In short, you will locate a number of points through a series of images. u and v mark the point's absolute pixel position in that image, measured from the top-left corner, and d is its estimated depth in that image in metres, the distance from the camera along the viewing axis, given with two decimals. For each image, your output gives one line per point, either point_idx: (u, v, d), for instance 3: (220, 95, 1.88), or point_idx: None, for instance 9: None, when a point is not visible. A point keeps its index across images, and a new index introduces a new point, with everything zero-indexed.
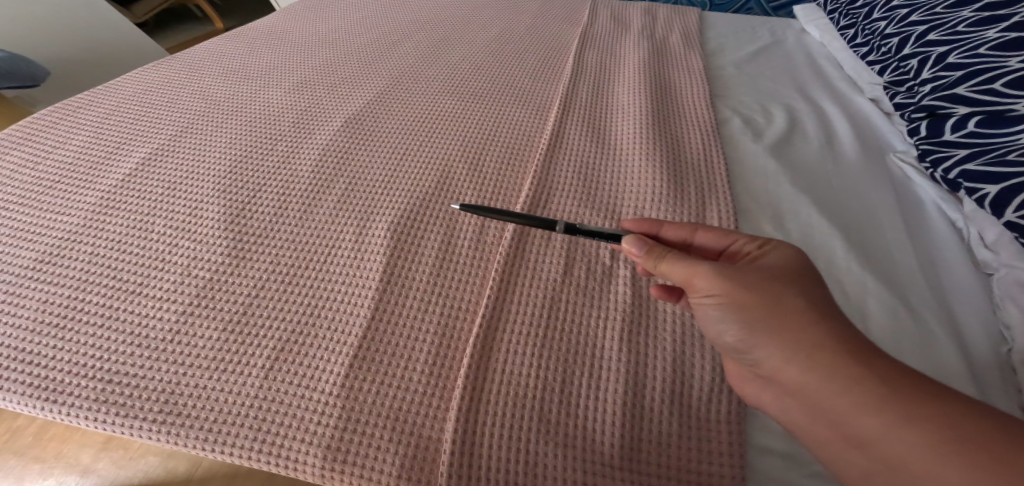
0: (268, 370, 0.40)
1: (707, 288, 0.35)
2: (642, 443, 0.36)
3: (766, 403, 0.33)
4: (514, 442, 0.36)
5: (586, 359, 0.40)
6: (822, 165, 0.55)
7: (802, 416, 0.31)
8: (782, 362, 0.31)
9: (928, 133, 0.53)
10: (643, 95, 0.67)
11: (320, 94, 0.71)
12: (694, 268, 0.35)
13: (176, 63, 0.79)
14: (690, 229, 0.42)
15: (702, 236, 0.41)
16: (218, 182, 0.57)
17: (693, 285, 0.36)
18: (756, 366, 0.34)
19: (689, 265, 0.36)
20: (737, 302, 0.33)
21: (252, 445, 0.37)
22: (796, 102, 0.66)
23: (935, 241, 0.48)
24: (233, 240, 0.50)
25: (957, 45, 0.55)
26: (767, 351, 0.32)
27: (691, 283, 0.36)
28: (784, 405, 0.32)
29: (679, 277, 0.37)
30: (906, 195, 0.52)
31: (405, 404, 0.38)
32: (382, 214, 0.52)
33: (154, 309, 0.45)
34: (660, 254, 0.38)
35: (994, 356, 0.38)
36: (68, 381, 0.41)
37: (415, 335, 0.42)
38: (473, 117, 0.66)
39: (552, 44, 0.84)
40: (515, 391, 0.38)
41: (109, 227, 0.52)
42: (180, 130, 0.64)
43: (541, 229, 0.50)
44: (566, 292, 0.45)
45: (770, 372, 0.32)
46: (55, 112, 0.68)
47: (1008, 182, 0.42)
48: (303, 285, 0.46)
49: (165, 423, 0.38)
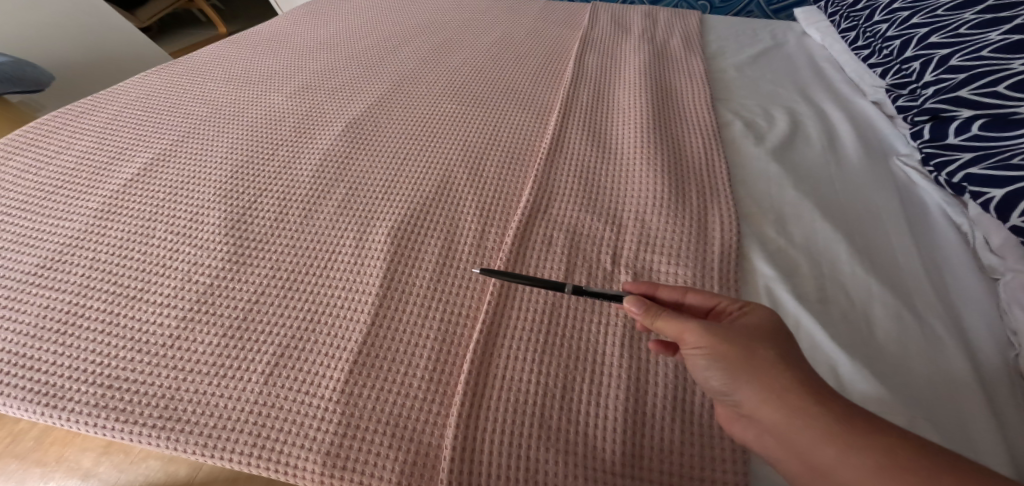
0: (269, 375, 0.40)
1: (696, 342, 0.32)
2: (644, 450, 0.35)
3: (750, 441, 0.31)
4: (514, 450, 0.36)
5: (587, 365, 0.40)
6: (825, 168, 0.55)
7: (778, 451, 0.29)
8: (759, 402, 0.28)
9: (932, 136, 0.53)
10: (644, 99, 0.67)
11: (322, 99, 0.72)
12: (685, 326, 0.33)
13: (179, 68, 0.80)
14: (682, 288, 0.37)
15: (694, 296, 0.37)
16: (220, 187, 0.57)
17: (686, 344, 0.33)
18: (738, 407, 0.31)
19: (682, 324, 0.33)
20: (715, 341, 0.31)
21: (251, 450, 0.36)
22: (798, 106, 0.66)
23: (941, 245, 0.47)
24: (235, 244, 0.50)
25: (960, 47, 0.55)
26: (744, 394, 0.29)
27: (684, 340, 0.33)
28: (763, 440, 0.30)
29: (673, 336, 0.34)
30: (910, 198, 0.52)
31: (405, 410, 0.38)
32: (382, 219, 0.52)
33: (156, 314, 0.45)
34: (657, 312, 0.34)
35: (1003, 363, 0.38)
36: (69, 386, 0.41)
37: (417, 341, 0.42)
38: (474, 121, 0.66)
39: (553, 47, 0.84)
40: (516, 397, 0.38)
41: (111, 232, 0.52)
42: (181, 135, 0.65)
43: (542, 235, 0.50)
44: (567, 299, 0.44)
45: (750, 411, 0.30)
46: (59, 117, 0.68)
47: (1013, 186, 0.42)
48: (303, 290, 0.46)
49: (165, 428, 0.38)
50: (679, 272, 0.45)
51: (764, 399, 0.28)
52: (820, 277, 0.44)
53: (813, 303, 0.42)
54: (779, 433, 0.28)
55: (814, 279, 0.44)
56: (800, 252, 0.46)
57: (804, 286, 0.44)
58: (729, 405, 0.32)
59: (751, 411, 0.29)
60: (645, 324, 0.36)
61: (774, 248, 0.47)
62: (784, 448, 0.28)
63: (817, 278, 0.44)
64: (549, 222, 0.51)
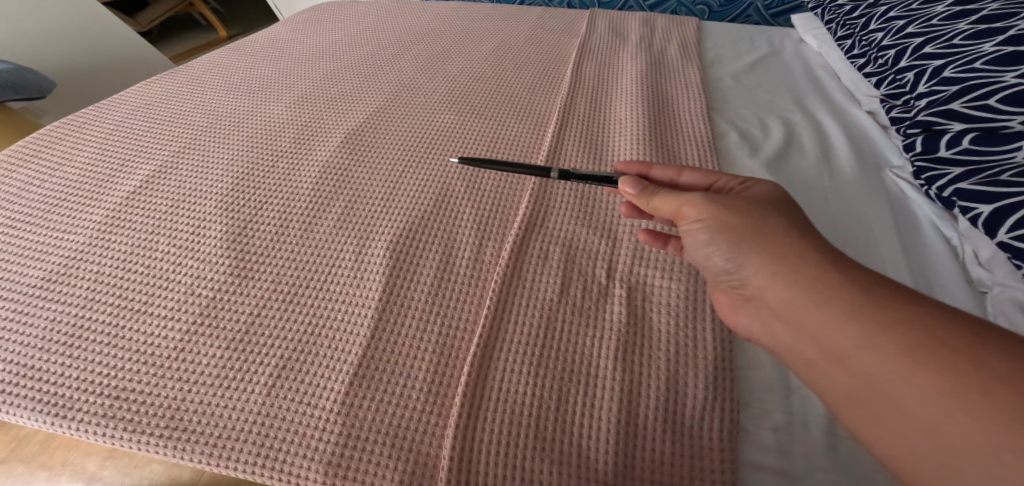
0: (271, 387, 0.41)
1: (696, 213, 0.39)
2: (635, 460, 0.36)
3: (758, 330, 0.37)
4: (508, 460, 0.37)
5: (582, 377, 0.40)
6: (818, 179, 0.56)
7: (786, 335, 0.34)
8: (766, 276, 0.34)
9: (924, 148, 0.54)
10: (641, 109, 0.67)
11: (322, 109, 0.72)
12: (682, 199, 0.41)
13: (179, 78, 0.80)
14: (676, 169, 0.48)
15: (688, 174, 0.47)
16: (221, 199, 0.57)
17: (682, 215, 0.41)
18: (745, 287, 0.37)
19: (677, 196, 0.41)
20: (725, 226, 0.37)
21: (256, 460, 0.38)
22: (793, 115, 0.66)
23: (930, 257, 0.48)
24: (237, 258, 0.51)
25: (953, 58, 0.55)
26: (752, 269, 0.35)
27: (680, 213, 0.41)
28: (772, 322, 0.35)
29: (670, 209, 0.42)
30: (902, 210, 0.52)
31: (404, 421, 0.39)
32: (382, 232, 0.53)
33: (159, 327, 0.46)
34: (653, 191, 0.43)
35: None
36: (77, 398, 0.42)
37: (416, 353, 0.43)
38: (472, 132, 0.67)
39: (551, 55, 0.84)
40: (511, 408, 0.39)
41: (114, 245, 0.53)
42: (182, 147, 0.65)
43: (539, 248, 0.51)
44: (563, 311, 0.45)
45: (757, 290, 0.35)
46: (61, 128, 0.69)
47: (1002, 201, 0.42)
48: (305, 304, 0.47)
49: (171, 438, 0.39)
50: (671, 285, 0.46)
51: (774, 275, 0.34)
52: None
53: None
54: (789, 313, 0.32)
55: None
56: None
57: None
58: (735, 287, 0.38)
59: (758, 290, 0.35)
60: (642, 205, 0.44)
61: None
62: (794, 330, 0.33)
63: None
64: (546, 235, 0.52)
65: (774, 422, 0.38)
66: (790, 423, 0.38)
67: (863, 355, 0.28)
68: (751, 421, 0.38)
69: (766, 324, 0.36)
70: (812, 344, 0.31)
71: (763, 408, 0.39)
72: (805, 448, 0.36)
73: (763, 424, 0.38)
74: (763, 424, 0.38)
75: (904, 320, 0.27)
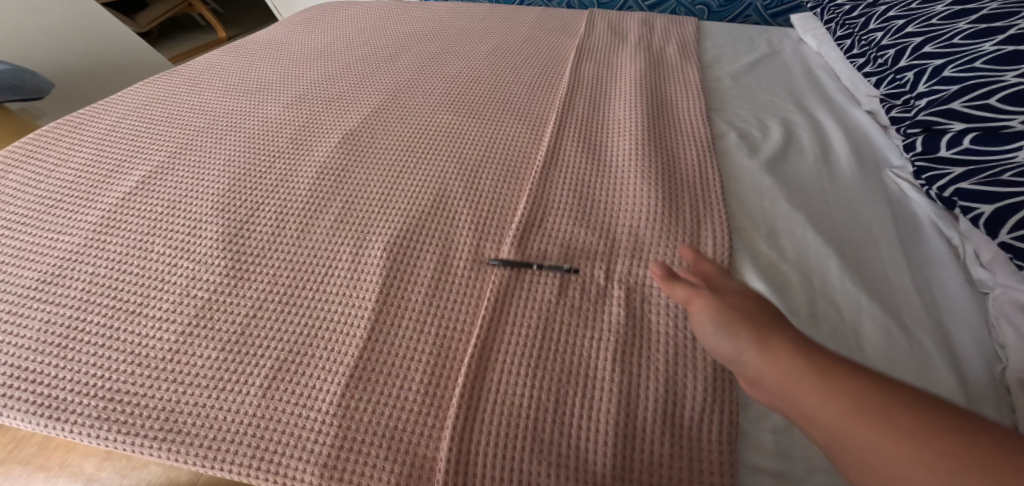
0: (267, 388, 0.41)
1: (703, 309, 0.39)
2: (633, 463, 0.36)
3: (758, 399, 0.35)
4: (506, 462, 0.36)
5: (579, 379, 0.40)
6: (817, 180, 0.56)
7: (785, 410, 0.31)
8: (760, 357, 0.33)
9: (924, 148, 0.53)
10: (639, 109, 0.67)
11: (320, 109, 0.72)
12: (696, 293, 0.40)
13: (177, 79, 0.80)
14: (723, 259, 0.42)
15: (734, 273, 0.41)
16: (217, 200, 0.57)
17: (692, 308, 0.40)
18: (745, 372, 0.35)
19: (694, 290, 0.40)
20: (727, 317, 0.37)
21: (251, 462, 0.37)
22: (792, 115, 0.66)
23: (931, 257, 0.48)
24: (233, 259, 0.51)
25: (953, 57, 0.55)
26: (750, 354, 0.34)
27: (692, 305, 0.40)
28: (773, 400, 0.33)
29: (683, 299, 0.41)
30: (903, 211, 0.52)
31: (401, 423, 0.39)
32: (379, 233, 0.53)
33: (154, 329, 0.45)
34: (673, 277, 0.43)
35: (989, 377, 0.38)
36: (71, 400, 0.42)
37: (413, 354, 0.43)
38: (471, 132, 0.67)
39: (550, 56, 0.84)
40: (509, 410, 0.39)
41: (110, 246, 0.52)
42: (179, 147, 0.65)
43: (536, 249, 0.51)
44: (561, 312, 0.45)
45: (756, 374, 0.33)
46: (57, 129, 0.69)
47: (1003, 202, 0.42)
48: (301, 305, 0.47)
49: (166, 440, 0.39)
50: None
51: (768, 360, 0.33)
52: (812, 291, 0.44)
53: (803, 318, 0.43)
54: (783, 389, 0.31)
55: (805, 294, 0.44)
56: (792, 266, 0.47)
57: (795, 300, 0.44)
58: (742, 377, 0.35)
59: (757, 374, 0.33)
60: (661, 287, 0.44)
61: (766, 263, 0.48)
62: (790, 406, 0.31)
63: (809, 293, 0.44)
64: (544, 236, 0.52)
65: (774, 425, 0.38)
66: (789, 425, 0.37)
67: (852, 429, 0.27)
68: (750, 423, 0.38)
69: (753, 392, 0.35)
70: (800, 416, 0.30)
71: (762, 411, 0.39)
72: (805, 450, 0.36)
73: (762, 427, 0.38)
74: (762, 427, 0.38)
75: (888, 396, 0.27)
